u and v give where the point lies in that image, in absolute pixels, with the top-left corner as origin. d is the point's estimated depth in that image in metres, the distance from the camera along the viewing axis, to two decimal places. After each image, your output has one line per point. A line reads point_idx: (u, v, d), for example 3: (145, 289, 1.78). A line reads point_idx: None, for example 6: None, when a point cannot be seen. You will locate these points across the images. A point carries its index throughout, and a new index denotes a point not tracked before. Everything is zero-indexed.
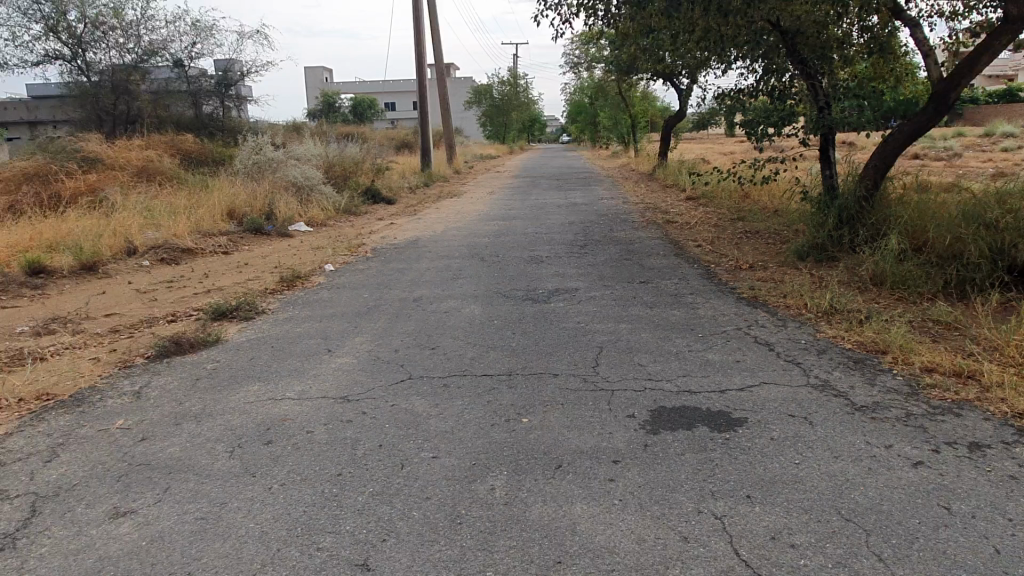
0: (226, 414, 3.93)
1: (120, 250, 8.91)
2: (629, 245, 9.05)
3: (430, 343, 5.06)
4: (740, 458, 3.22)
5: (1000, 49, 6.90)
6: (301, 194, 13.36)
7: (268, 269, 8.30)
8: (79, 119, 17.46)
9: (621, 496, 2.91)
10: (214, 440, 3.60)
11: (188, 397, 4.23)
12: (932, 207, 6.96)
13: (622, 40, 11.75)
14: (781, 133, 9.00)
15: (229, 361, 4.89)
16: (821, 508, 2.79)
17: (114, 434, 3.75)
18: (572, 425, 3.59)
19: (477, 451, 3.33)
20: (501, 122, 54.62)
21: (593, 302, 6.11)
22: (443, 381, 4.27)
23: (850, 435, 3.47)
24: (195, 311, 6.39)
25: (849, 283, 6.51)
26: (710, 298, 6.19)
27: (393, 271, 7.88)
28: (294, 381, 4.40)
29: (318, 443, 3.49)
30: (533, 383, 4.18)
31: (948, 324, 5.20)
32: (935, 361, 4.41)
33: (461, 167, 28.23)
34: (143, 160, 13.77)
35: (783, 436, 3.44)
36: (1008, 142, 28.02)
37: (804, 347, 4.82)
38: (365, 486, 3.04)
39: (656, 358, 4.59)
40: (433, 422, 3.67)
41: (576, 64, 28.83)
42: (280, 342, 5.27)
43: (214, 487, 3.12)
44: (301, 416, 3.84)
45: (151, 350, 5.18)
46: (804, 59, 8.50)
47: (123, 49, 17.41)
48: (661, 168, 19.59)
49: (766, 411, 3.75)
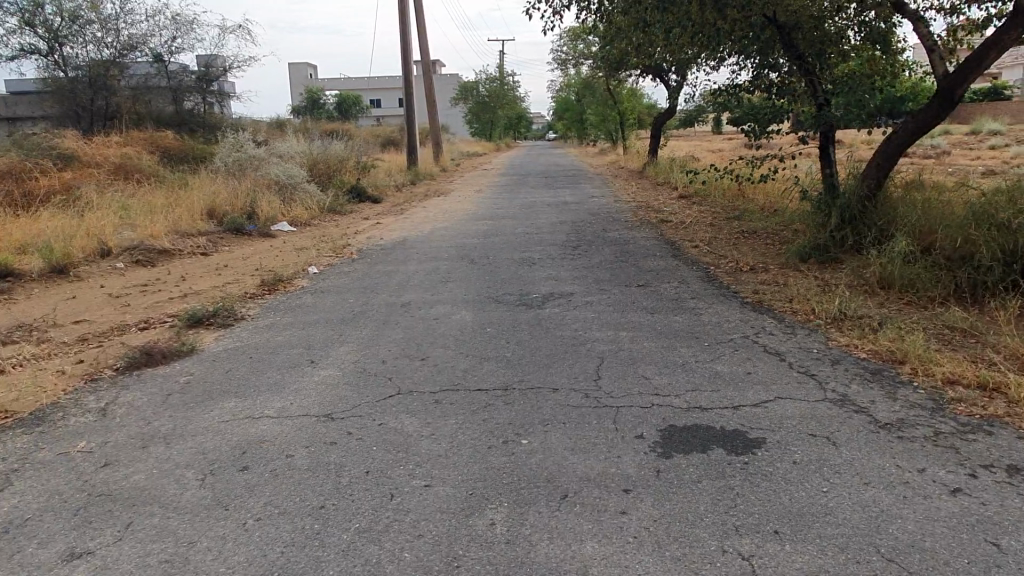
0: (197, 436, 3.60)
1: (92, 251, 8.49)
2: (624, 246, 8.78)
3: (420, 353, 4.75)
4: (762, 486, 2.93)
5: (1009, 43, 6.58)
6: (283, 192, 12.94)
7: (249, 271, 7.96)
8: (56, 116, 16.96)
9: (636, 532, 2.62)
10: (183, 466, 3.27)
11: (156, 416, 3.89)
12: (938, 208, 6.73)
13: (613, 36, 11.48)
14: (773, 131, 8.71)
15: (204, 373, 4.57)
16: (857, 546, 2.52)
17: (74, 459, 3.41)
18: (577, 447, 3.30)
19: (474, 479, 3.03)
20: (488, 119, 54.16)
21: (590, 308, 5.83)
22: (434, 396, 3.96)
23: (878, 457, 3.20)
24: (170, 317, 6.04)
25: (856, 288, 6.26)
26: (712, 303, 5.93)
27: (380, 274, 7.55)
28: (273, 397, 4.06)
29: (298, 470, 3.17)
30: (532, 400, 3.88)
31: (965, 331, 4.96)
32: (957, 372, 4.16)
33: (449, 165, 27.85)
34: (120, 157, 13.35)
35: (806, 459, 3.16)
36: (995, 140, 27.99)
37: (817, 357, 4.56)
38: (350, 522, 2.73)
39: (662, 370, 4.31)
40: (424, 444, 3.37)
41: (564, 61, 28.13)
42: (258, 353, 4.93)
43: (180, 524, 2.79)
44: (280, 437, 3.52)
45: (120, 361, 4.83)
46: (800, 55, 8.26)
47: (101, 44, 16.88)
48: (653, 165, 19.32)
49: (785, 430, 3.47)
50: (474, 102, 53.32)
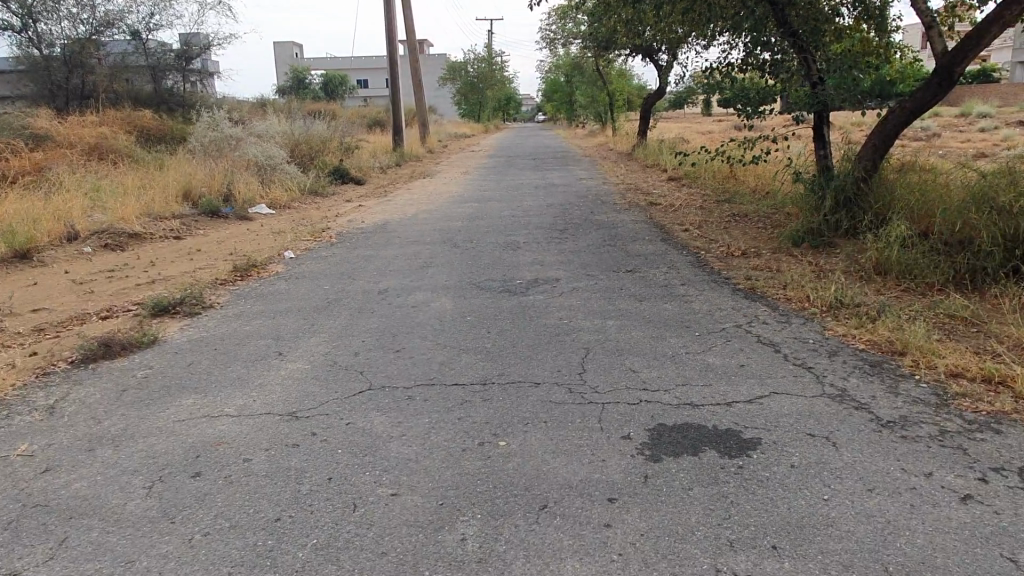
0: (150, 437, 3.33)
1: (59, 235, 8.14)
2: (612, 229, 8.53)
3: (396, 344, 4.49)
4: (758, 494, 2.70)
5: (1011, 21, 6.24)
6: (262, 172, 12.57)
7: (222, 256, 7.63)
8: (30, 94, 16.44)
9: (621, 549, 2.38)
10: (130, 472, 2.99)
11: (107, 415, 3.61)
12: (934, 191, 6.51)
13: (601, 14, 11.15)
14: (764, 112, 8.42)
15: (164, 367, 4.28)
16: (862, 564, 2.29)
17: (12, 464, 3.12)
18: (557, 450, 3.06)
19: (446, 487, 2.78)
20: (476, 99, 53.51)
21: (576, 295, 5.59)
22: (407, 392, 3.71)
23: (882, 460, 2.97)
24: (134, 306, 5.73)
25: (851, 273, 6.04)
26: (703, 289, 5.70)
27: (358, 259, 7.27)
28: (235, 394, 3.79)
29: (255, 476, 2.91)
30: (512, 395, 3.64)
31: (965, 320, 4.75)
32: (960, 364, 3.95)
33: (436, 146, 27.43)
34: (94, 137, 12.91)
35: (805, 463, 2.93)
36: (985, 122, 27.87)
37: (813, 348, 4.33)
38: (307, 537, 2.48)
39: (650, 363, 4.07)
40: (394, 446, 3.12)
41: (553, 40, 27.58)
42: (224, 344, 4.65)
43: (120, 540, 2.52)
44: (239, 438, 3.26)
45: (76, 353, 4.53)
46: (794, 32, 7.89)
47: (76, 19, 16.26)
48: (642, 147, 18.99)
49: (781, 428, 3.24)
50: (462, 82, 52.65)
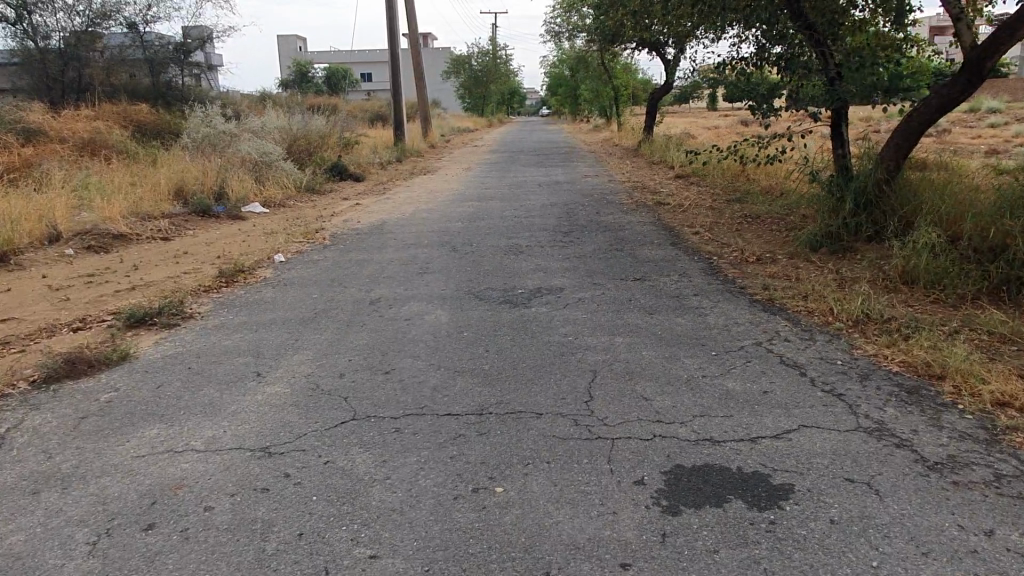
0: (104, 477, 2.96)
1: (40, 236, 7.77)
2: (619, 232, 8.15)
3: (385, 364, 4.11)
4: (796, 559, 2.32)
5: None
6: (256, 168, 12.18)
7: (209, 259, 7.25)
8: (25, 88, 16.05)
9: None
10: (75, 524, 2.62)
11: (61, 449, 3.24)
12: (963, 195, 6.10)
13: (607, 7, 10.75)
14: (777, 109, 7.99)
15: (131, 389, 3.90)
16: None
17: None
18: (563, 498, 2.69)
19: (433, 547, 2.41)
20: (480, 94, 53.05)
21: (581, 306, 5.21)
22: (394, 425, 3.33)
23: (934, 514, 2.59)
24: (109, 316, 5.37)
25: (875, 282, 5.64)
26: (718, 300, 5.32)
27: (351, 263, 6.89)
28: (206, 423, 3.42)
29: (215, 530, 2.55)
30: (511, 429, 3.26)
31: (1005, 337, 4.36)
32: (1009, 392, 3.55)
33: (438, 141, 27.11)
34: (86, 132, 12.53)
35: (847, 518, 2.55)
36: (994, 117, 27.50)
37: (842, 372, 3.94)
38: None
39: (664, 390, 3.67)
40: (377, 493, 2.75)
41: (557, 34, 27.13)
42: (199, 362, 4.28)
43: None
44: (203, 480, 2.89)
45: (38, 372, 4.16)
46: (810, 25, 7.48)
47: (71, 12, 15.82)
48: (648, 143, 18.58)
49: (815, 472, 2.86)
50: (465, 77, 52.20)
